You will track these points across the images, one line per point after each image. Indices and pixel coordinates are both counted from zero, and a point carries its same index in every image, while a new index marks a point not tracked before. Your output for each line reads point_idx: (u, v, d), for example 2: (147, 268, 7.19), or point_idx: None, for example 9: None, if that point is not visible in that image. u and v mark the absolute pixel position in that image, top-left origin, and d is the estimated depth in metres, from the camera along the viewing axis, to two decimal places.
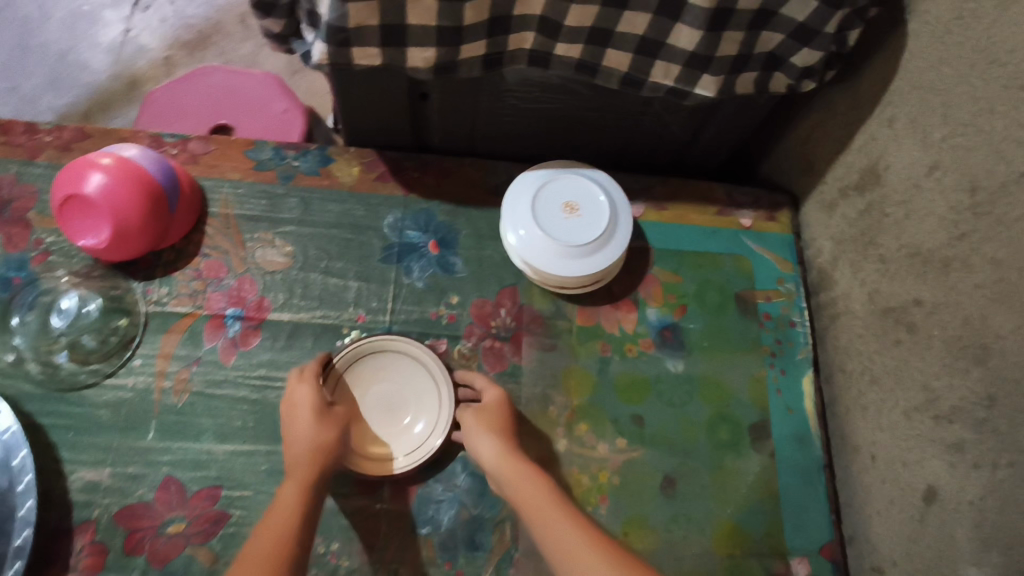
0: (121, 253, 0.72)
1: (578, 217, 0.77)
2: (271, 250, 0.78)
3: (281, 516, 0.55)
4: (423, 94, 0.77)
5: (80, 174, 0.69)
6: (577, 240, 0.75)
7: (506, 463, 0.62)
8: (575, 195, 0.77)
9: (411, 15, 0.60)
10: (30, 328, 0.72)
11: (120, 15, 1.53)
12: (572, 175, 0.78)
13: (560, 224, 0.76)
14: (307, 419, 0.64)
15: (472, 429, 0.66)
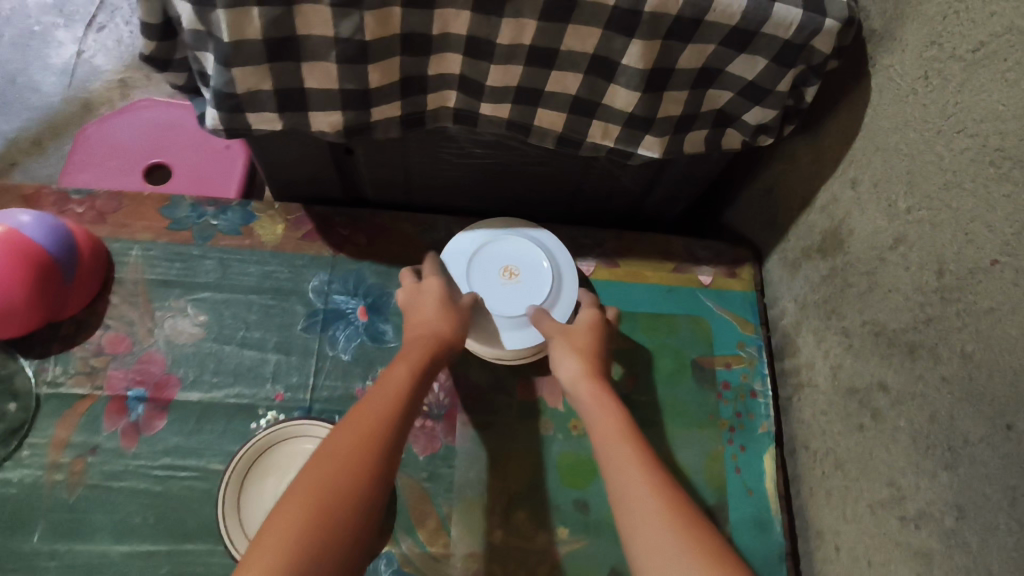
0: (8, 331, 0.66)
1: (517, 283, 0.70)
2: (183, 319, 0.71)
3: (386, 396, 0.53)
4: (348, 149, 0.70)
5: None
6: (515, 308, 0.69)
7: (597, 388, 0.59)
8: (516, 259, 0.71)
9: (309, 78, 0.54)
10: None
11: (74, 36, 1.47)
12: (514, 236, 0.72)
13: (497, 289, 0.70)
14: (436, 305, 0.64)
15: (558, 349, 0.63)
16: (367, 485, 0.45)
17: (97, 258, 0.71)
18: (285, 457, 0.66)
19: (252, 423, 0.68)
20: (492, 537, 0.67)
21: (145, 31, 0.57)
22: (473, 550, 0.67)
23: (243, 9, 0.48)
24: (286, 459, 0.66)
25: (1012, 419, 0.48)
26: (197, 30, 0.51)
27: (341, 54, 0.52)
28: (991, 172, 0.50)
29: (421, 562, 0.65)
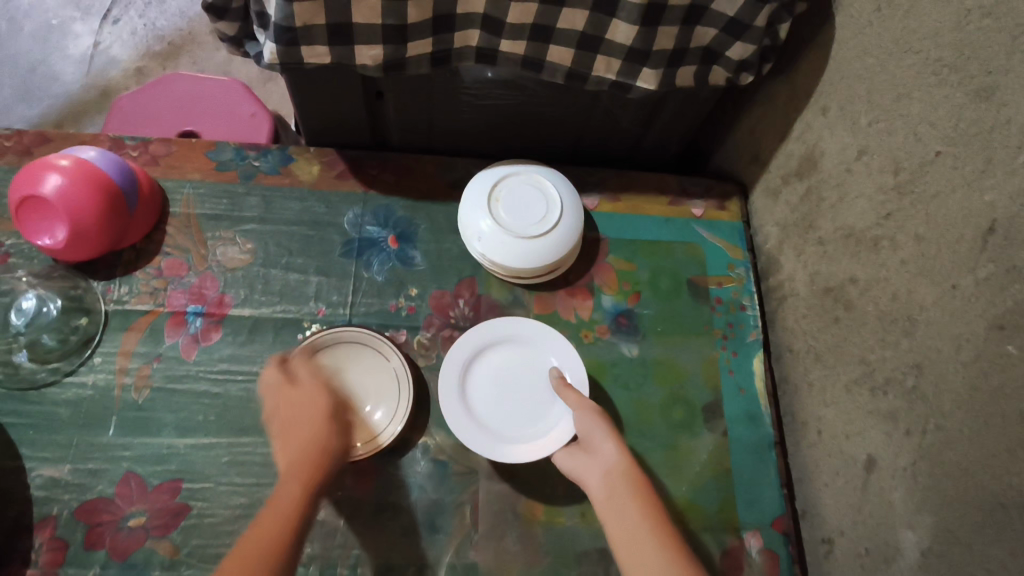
0: (80, 253, 0.73)
1: (518, 381, 0.74)
2: (232, 247, 0.79)
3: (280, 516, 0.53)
4: (379, 93, 0.79)
5: (37, 175, 0.69)
6: (493, 350, 0.75)
7: (622, 465, 0.60)
8: (535, 414, 0.73)
9: (356, 14, 0.63)
10: None
11: (90, 28, 1.55)
12: (552, 433, 0.70)
13: (493, 389, 0.73)
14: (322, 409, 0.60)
15: (588, 428, 0.64)
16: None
17: (155, 195, 0.78)
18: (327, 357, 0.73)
19: (298, 334, 0.77)
20: None
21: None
22: None
23: None
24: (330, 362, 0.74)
25: (956, 280, 0.58)
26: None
27: None
28: (931, 79, 0.59)
29: (452, 451, 0.73)
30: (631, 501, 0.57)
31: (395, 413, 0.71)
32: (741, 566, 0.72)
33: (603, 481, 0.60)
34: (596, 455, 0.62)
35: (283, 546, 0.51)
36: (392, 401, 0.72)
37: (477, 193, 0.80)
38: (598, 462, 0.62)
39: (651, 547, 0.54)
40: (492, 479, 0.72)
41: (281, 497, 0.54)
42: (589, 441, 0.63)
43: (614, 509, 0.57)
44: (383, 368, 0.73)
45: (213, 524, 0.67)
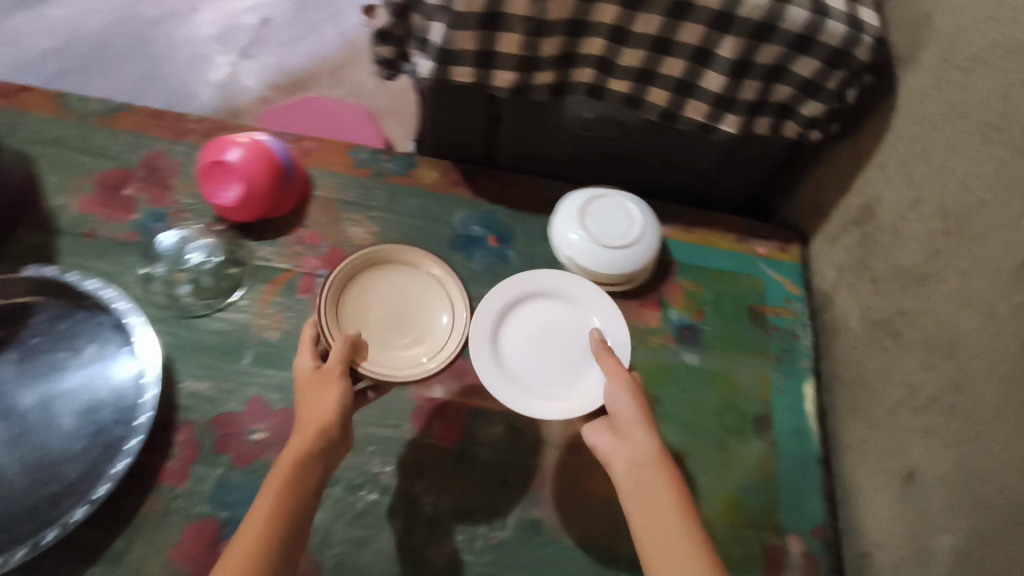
0: (242, 214, 0.88)
1: (554, 335, 0.85)
2: (360, 229, 0.94)
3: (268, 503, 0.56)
4: (498, 116, 0.94)
5: (223, 147, 0.86)
6: (528, 302, 0.86)
7: (650, 452, 0.62)
8: (570, 370, 0.84)
9: (501, 45, 0.78)
10: (168, 258, 0.88)
11: (230, 61, 1.80)
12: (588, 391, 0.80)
13: (532, 337, 0.85)
14: (310, 391, 0.64)
15: (618, 401, 0.66)
16: None
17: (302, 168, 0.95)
18: (355, 301, 0.84)
19: None
20: None
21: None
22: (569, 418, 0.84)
23: None
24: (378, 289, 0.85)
25: (995, 307, 0.66)
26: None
27: (528, 28, 0.76)
28: (980, 141, 0.70)
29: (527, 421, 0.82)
30: (659, 488, 0.59)
31: (449, 293, 0.87)
32: (781, 562, 0.79)
33: (629, 467, 0.61)
34: (627, 440, 0.64)
35: (272, 527, 0.54)
36: (440, 291, 0.87)
37: (573, 206, 0.92)
38: (627, 446, 0.64)
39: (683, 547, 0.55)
40: (561, 449, 0.81)
41: (278, 473, 0.58)
42: (620, 424, 0.65)
43: (640, 497, 0.59)
44: (406, 277, 0.87)
45: None
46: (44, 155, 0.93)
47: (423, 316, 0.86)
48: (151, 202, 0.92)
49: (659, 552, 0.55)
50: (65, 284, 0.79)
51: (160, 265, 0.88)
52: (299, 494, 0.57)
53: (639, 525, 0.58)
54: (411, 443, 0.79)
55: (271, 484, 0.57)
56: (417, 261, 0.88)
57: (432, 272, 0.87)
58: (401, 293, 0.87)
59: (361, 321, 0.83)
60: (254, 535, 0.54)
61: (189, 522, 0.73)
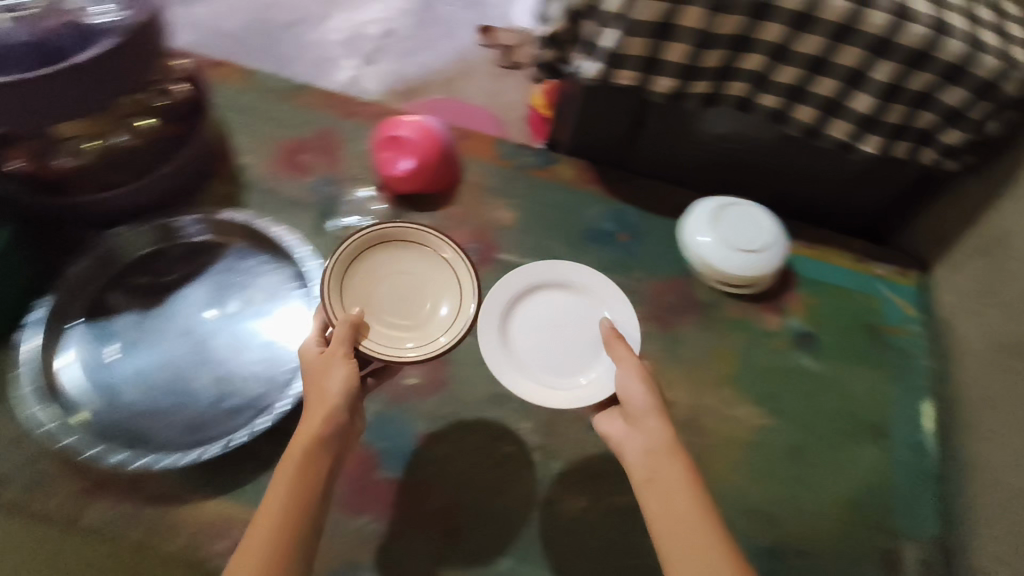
0: (408, 185, 0.96)
1: (561, 328, 0.85)
2: (502, 212, 1.00)
3: (282, 493, 0.59)
4: (641, 122, 1.00)
5: (396, 123, 0.96)
6: (532, 293, 0.86)
7: (665, 441, 0.63)
8: (578, 361, 0.82)
9: (665, 53, 0.85)
10: (352, 210, 0.98)
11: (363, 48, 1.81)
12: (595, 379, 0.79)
13: (537, 329, 0.84)
14: (315, 378, 0.66)
15: (632, 390, 0.68)
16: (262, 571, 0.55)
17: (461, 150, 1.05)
18: (361, 279, 0.77)
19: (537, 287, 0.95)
20: (706, 399, 0.89)
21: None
22: (692, 404, 0.89)
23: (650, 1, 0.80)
24: (382, 265, 0.78)
25: None
26: (592, 6, 0.84)
27: (696, 40, 0.83)
28: None
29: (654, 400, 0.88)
30: (675, 478, 0.60)
31: (459, 279, 0.79)
32: (894, 563, 0.82)
33: (643, 458, 0.63)
34: (641, 430, 0.65)
35: (290, 514, 0.58)
36: (452, 276, 0.79)
37: (706, 211, 0.97)
38: (640, 435, 0.65)
39: (696, 531, 0.57)
40: (685, 430, 0.87)
41: (288, 465, 0.61)
42: (632, 412, 0.66)
43: (657, 488, 0.61)
44: (417, 258, 0.79)
45: (465, 399, 0.85)
46: (235, 120, 1.04)
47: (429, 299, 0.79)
48: (329, 166, 1.02)
49: (677, 542, 0.57)
50: (260, 230, 0.90)
51: (340, 219, 0.97)
52: (308, 484, 0.60)
53: (655, 514, 0.59)
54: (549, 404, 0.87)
55: (283, 474, 0.61)
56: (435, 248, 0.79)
57: (444, 255, 0.79)
58: (403, 270, 0.79)
59: (364, 299, 0.76)
60: (270, 523, 0.58)
61: (353, 448, 0.82)
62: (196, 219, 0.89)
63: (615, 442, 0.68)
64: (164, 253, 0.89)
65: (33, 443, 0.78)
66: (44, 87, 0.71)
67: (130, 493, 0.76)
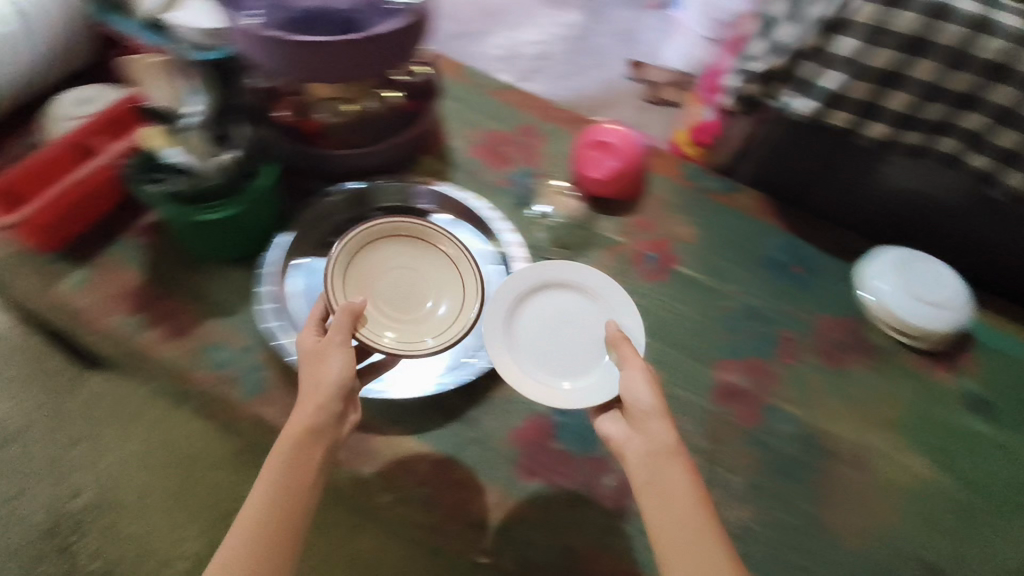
0: (602, 186, 1.03)
1: (564, 329, 0.84)
2: (681, 227, 1.05)
3: (279, 469, 0.67)
4: (832, 165, 1.03)
5: (603, 130, 1.05)
6: (541, 291, 0.86)
7: (666, 445, 0.69)
8: (576, 364, 0.82)
9: (888, 101, 0.88)
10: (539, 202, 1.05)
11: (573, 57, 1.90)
12: (591, 387, 0.79)
13: (541, 326, 0.85)
14: (315, 363, 0.72)
15: (639, 398, 0.72)
16: (265, 534, 0.64)
17: (657, 165, 1.11)
18: (369, 265, 0.87)
19: (712, 302, 0.98)
20: (873, 441, 0.90)
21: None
22: (858, 442, 0.89)
23: (879, 50, 0.84)
24: (383, 254, 0.88)
25: None
26: (819, 48, 0.87)
27: (923, 91, 0.86)
28: None
29: (821, 430, 0.90)
30: (680, 482, 0.67)
31: (466, 280, 0.89)
32: None
33: (647, 460, 0.69)
34: (648, 434, 0.70)
35: (286, 489, 0.66)
36: (456, 274, 0.90)
37: (893, 259, 0.99)
38: (645, 437, 0.71)
39: (694, 526, 0.64)
40: (849, 465, 0.88)
41: (284, 443, 0.69)
42: (638, 419, 0.71)
43: (654, 491, 0.67)
44: (426, 254, 0.90)
45: None
46: (448, 106, 1.14)
47: (434, 293, 0.89)
48: (528, 161, 1.10)
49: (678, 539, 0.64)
50: (480, 215, 0.98)
51: (534, 208, 1.04)
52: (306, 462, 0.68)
53: (660, 514, 0.65)
54: (715, 414, 0.89)
55: (280, 450, 0.68)
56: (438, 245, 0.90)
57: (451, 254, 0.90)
58: (410, 267, 0.89)
59: (370, 283, 0.86)
60: (273, 494, 0.66)
61: (529, 417, 0.87)
62: (432, 192, 0.99)
63: (617, 443, 0.74)
64: (388, 209, 0.99)
65: (257, 355, 0.88)
66: (352, 50, 0.82)
67: None
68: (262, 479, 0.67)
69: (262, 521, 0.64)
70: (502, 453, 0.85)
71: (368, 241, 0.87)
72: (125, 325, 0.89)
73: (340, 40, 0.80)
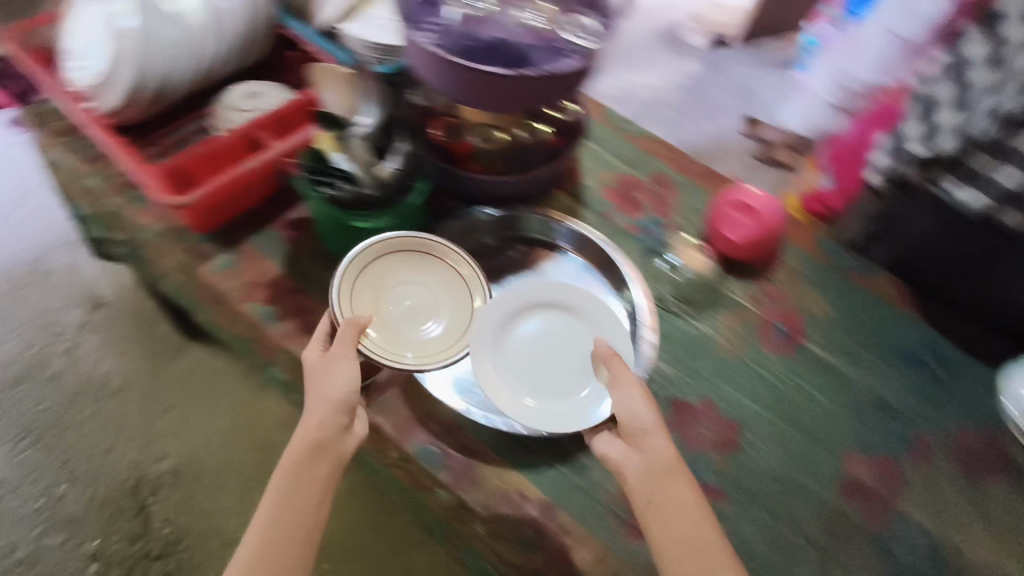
0: (738, 250, 0.99)
1: (549, 351, 0.87)
2: (814, 302, 1.01)
3: (291, 467, 0.73)
4: (985, 265, 0.94)
5: (744, 191, 1.01)
6: (534, 309, 0.89)
7: (666, 462, 0.72)
8: (560, 382, 0.85)
9: None
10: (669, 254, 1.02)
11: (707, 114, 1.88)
12: (575, 408, 0.82)
13: (529, 343, 0.87)
14: (323, 372, 0.77)
15: (629, 410, 0.75)
16: (280, 524, 0.71)
17: (791, 235, 1.08)
18: (379, 276, 0.88)
19: (841, 388, 0.93)
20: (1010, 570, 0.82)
21: (931, 66, 0.87)
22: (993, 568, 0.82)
23: None
24: (394, 265, 0.89)
25: None
26: (999, 141, 0.82)
27: None
28: None
29: (951, 547, 0.83)
30: (683, 496, 0.71)
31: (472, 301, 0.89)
32: None
33: (646, 471, 0.72)
34: (646, 453, 0.73)
35: (295, 486, 0.73)
36: (464, 293, 0.90)
37: None
38: (643, 455, 0.73)
39: (699, 533, 0.69)
40: None
41: (293, 445, 0.75)
42: (638, 439, 0.74)
43: (657, 508, 0.71)
44: (435, 269, 0.90)
45: (753, 470, 0.85)
46: (586, 145, 1.14)
47: (439, 311, 0.89)
48: (659, 210, 1.08)
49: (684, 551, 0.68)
50: (612, 260, 0.97)
51: (665, 260, 1.01)
52: (315, 463, 0.74)
53: (662, 528, 0.70)
54: (836, 508, 0.84)
55: (292, 448, 0.75)
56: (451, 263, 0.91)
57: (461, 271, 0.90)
58: (421, 282, 0.90)
59: (378, 296, 0.86)
60: (285, 487, 0.73)
61: None
62: (569, 230, 0.99)
63: (613, 463, 0.75)
64: (522, 239, 1.01)
65: None
66: (508, 86, 0.81)
67: (447, 437, 0.85)
68: (277, 473, 0.74)
69: (279, 512, 0.72)
70: (610, 507, 0.82)
71: (383, 254, 0.88)
72: (259, 314, 0.91)
73: (519, 76, 0.79)
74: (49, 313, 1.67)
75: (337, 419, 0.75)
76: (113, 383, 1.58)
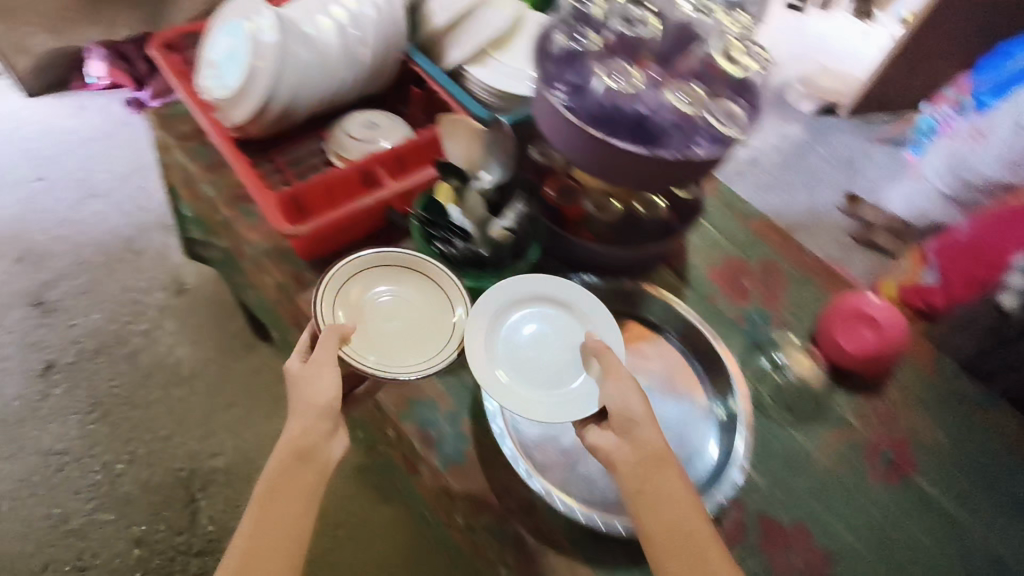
0: (852, 361, 0.91)
1: (538, 349, 0.85)
2: (929, 431, 0.93)
3: (274, 477, 0.69)
4: None
5: (865, 299, 0.93)
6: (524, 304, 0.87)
7: (655, 452, 0.69)
8: (550, 378, 0.83)
9: None
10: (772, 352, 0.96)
11: None
12: (570, 403, 0.80)
13: (518, 340, 0.85)
14: (307, 379, 0.74)
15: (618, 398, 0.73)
16: (268, 534, 0.66)
17: (914, 353, 0.99)
18: (358, 293, 0.85)
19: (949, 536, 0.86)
20: None
21: None
22: None
23: None
24: (376, 277, 0.87)
25: None
26: None
27: None
28: None
29: None
30: (676, 489, 0.68)
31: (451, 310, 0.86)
32: None
33: (637, 462, 0.69)
34: (635, 441, 0.70)
35: (280, 495, 0.68)
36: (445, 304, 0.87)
37: None
38: (631, 445, 0.70)
39: (695, 531, 0.66)
40: None
41: (275, 458, 0.71)
42: (626, 427, 0.71)
43: (647, 498, 0.67)
44: (415, 281, 0.88)
45: None
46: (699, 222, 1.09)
47: (423, 327, 0.86)
48: (766, 302, 1.02)
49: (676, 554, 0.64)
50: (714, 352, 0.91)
51: (769, 358, 0.95)
52: (298, 469, 0.70)
53: (653, 525, 0.66)
54: None
55: (274, 459, 0.70)
56: (434, 276, 0.87)
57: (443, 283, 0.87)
58: (403, 294, 0.87)
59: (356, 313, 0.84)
60: (266, 497, 0.68)
61: None
62: (671, 312, 0.94)
63: (603, 454, 0.72)
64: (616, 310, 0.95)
65: (461, 426, 0.85)
66: (643, 163, 0.74)
67: (521, 517, 0.80)
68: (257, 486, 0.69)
69: (265, 522, 0.67)
70: None
71: (364, 266, 0.86)
72: None
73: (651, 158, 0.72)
74: (133, 291, 1.72)
75: (319, 424, 0.72)
76: (183, 371, 1.61)
